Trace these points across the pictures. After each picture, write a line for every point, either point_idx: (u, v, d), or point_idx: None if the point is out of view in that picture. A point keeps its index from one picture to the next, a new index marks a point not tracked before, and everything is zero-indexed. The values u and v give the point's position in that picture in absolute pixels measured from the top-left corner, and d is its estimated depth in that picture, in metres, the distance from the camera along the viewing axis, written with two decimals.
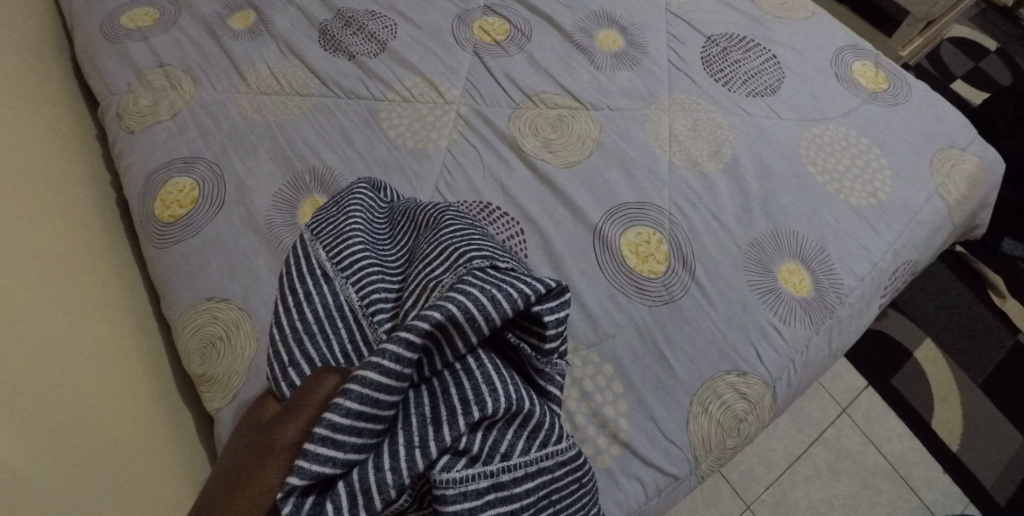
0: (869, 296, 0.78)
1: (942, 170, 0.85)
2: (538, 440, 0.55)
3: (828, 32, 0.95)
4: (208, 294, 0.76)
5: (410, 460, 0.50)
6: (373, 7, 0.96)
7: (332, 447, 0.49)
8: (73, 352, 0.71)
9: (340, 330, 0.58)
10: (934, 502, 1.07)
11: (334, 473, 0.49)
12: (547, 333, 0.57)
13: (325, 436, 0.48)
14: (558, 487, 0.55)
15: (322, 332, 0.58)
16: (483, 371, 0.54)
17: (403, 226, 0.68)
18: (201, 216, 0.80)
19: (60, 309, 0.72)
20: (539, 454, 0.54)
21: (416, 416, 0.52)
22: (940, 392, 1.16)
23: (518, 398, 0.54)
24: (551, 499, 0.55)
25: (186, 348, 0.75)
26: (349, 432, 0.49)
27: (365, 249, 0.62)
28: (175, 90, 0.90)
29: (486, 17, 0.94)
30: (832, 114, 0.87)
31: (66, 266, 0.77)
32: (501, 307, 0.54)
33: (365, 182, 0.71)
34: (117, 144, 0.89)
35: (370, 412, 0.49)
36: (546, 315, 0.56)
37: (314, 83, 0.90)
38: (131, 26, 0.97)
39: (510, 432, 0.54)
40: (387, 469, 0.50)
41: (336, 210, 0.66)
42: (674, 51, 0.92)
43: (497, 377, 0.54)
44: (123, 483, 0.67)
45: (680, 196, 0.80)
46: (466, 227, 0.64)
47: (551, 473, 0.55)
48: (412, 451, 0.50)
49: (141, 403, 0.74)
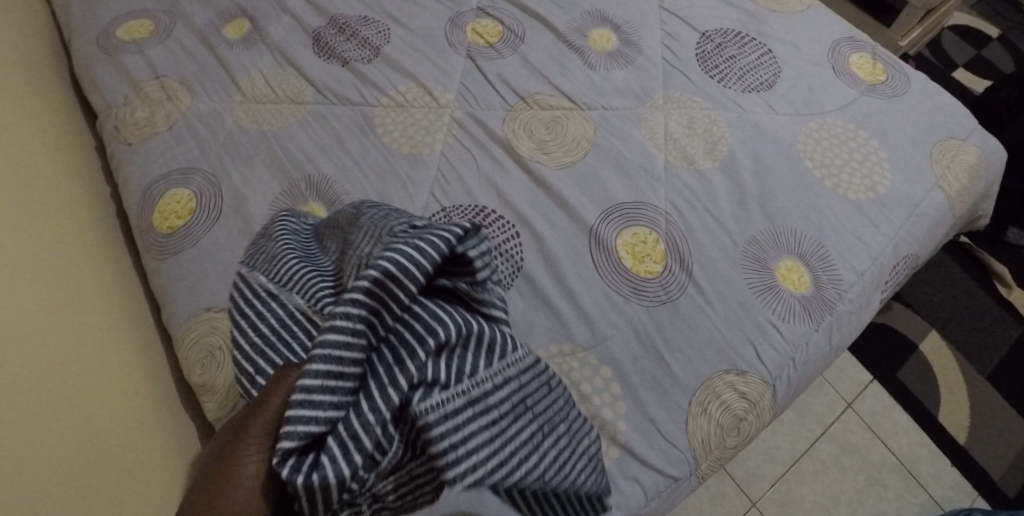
0: (869, 292, 0.77)
1: (942, 162, 0.84)
2: (496, 355, 0.57)
3: (823, 25, 0.94)
4: (207, 305, 0.76)
5: (385, 396, 0.51)
6: (365, 13, 0.96)
7: (312, 407, 0.49)
8: (71, 365, 0.71)
9: (297, 334, 0.58)
10: (942, 496, 1.07)
11: (321, 431, 0.49)
12: (476, 267, 0.58)
13: (302, 399, 0.49)
14: (529, 392, 0.58)
15: (282, 342, 0.58)
16: (431, 311, 0.55)
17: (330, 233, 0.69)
18: (199, 227, 0.81)
19: (64, 312, 0.74)
20: (501, 366, 0.57)
21: (380, 364, 0.53)
22: (947, 385, 1.15)
23: (466, 322, 0.56)
24: (526, 403, 0.58)
25: (186, 358, 0.75)
26: (323, 391, 0.49)
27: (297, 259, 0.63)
28: (171, 101, 0.91)
29: (479, 19, 0.94)
30: (830, 108, 0.86)
31: (69, 277, 0.78)
32: (430, 253, 0.54)
33: (289, 212, 0.73)
34: (115, 157, 0.89)
35: (337, 370, 0.50)
36: (471, 252, 0.58)
37: (308, 90, 0.90)
38: (127, 38, 0.98)
39: (469, 355, 0.56)
40: (367, 412, 0.51)
41: (267, 242, 0.67)
42: (668, 49, 0.91)
43: (444, 311, 0.55)
44: (122, 492, 0.67)
45: (676, 195, 0.80)
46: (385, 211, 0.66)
47: (518, 380, 0.58)
48: (384, 390, 0.52)
49: (142, 414, 0.75)
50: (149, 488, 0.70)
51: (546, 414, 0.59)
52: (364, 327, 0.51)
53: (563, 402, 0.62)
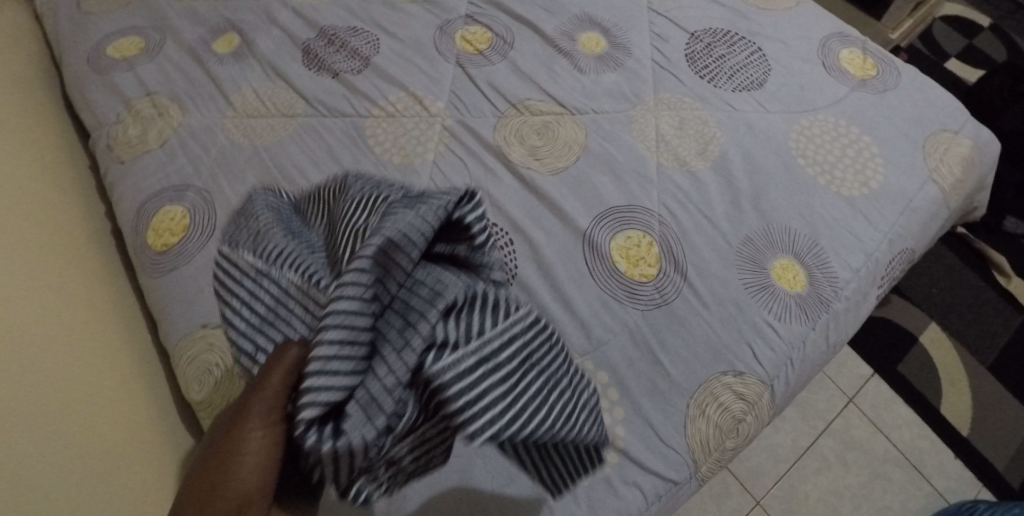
0: (865, 288, 0.77)
1: (935, 155, 0.84)
2: (502, 315, 0.59)
3: (812, 21, 0.94)
4: (203, 321, 0.77)
5: (399, 360, 0.54)
6: (354, 24, 0.96)
7: (329, 375, 0.51)
8: (59, 381, 0.72)
9: (296, 309, 0.58)
10: (947, 489, 1.06)
11: (341, 397, 0.52)
12: (474, 231, 0.60)
13: (319, 367, 0.51)
14: (536, 350, 0.60)
15: (281, 318, 0.58)
16: (433, 276, 0.57)
17: (314, 212, 0.72)
18: (193, 243, 0.81)
19: (59, 320, 0.76)
20: (508, 325, 0.59)
21: (390, 331, 0.55)
22: (948, 377, 1.14)
23: (470, 284, 0.58)
24: (533, 360, 0.60)
25: (184, 376, 0.76)
26: (339, 358, 0.52)
27: (287, 238, 0.64)
28: (163, 118, 0.91)
29: (468, 26, 0.94)
30: (821, 104, 0.86)
31: (64, 284, 0.80)
32: (426, 222, 0.58)
33: (267, 193, 0.75)
34: (109, 176, 0.90)
35: (350, 337, 0.52)
36: (468, 216, 0.60)
37: (299, 103, 0.90)
38: (118, 56, 0.98)
39: (477, 316, 0.58)
40: (383, 376, 0.54)
41: (247, 221, 0.68)
42: (657, 50, 0.91)
43: (447, 275, 0.58)
44: (114, 503, 0.67)
45: (669, 197, 0.80)
46: (373, 190, 0.69)
47: (524, 338, 0.60)
48: (397, 355, 0.54)
49: (138, 429, 0.74)
50: (143, 497, 0.69)
51: (556, 372, 0.61)
52: (367, 296, 0.54)
53: (565, 359, 0.64)
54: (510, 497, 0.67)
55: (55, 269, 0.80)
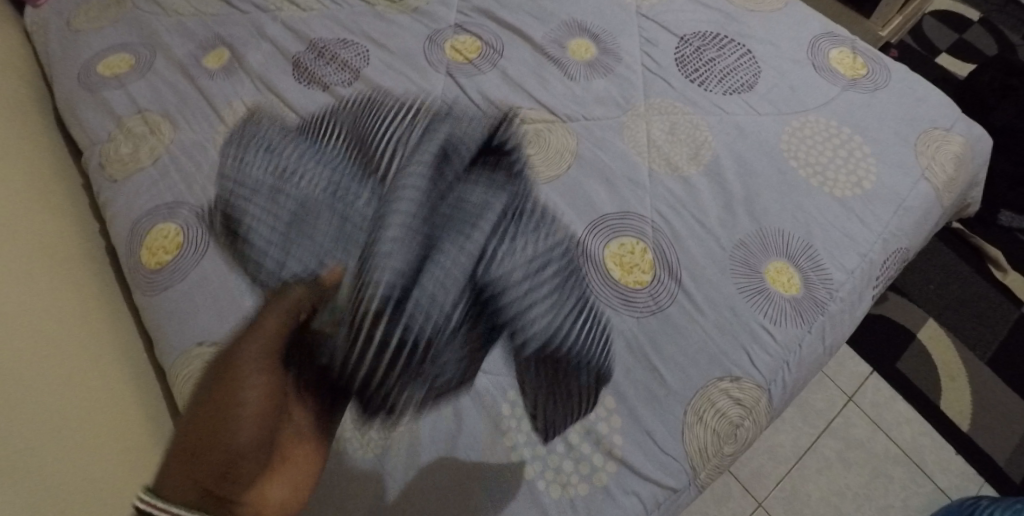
0: (860, 289, 0.77)
1: (927, 153, 0.84)
2: (533, 213, 0.78)
3: (801, 21, 0.94)
4: (199, 339, 0.76)
5: (462, 249, 0.75)
6: (344, 36, 0.96)
7: (394, 265, 0.74)
8: (56, 394, 0.73)
9: (345, 209, 0.80)
10: (949, 486, 1.06)
11: (411, 269, 0.74)
12: (509, 145, 0.83)
13: (391, 259, 0.74)
14: (564, 254, 0.76)
15: (328, 211, 0.80)
16: (482, 179, 0.79)
17: (329, 129, 0.87)
18: (187, 261, 0.81)
19: (51, 334, 0.77)
20: (540, 223, 0.77)
21: (448, 219, 0.77)
22: (947, 373, 1.14)
23: (514, 190, 0.79)
24: (557, 261, 0.75)
25: (180, 395, 0.75)
26: (416, 243, 0.75)
27: (333, 148, 0.85)
28: (154, 135, 0.91)
29: (457, 36, 0.94)
30: (812, 106, 0.86)
31: (56, 301, 0.80)
32: (470, 140, 0.83)
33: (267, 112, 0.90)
34: (102, 194, 0.89)
35: (419, 231, 0.76)
36: (507, 135, 0.84)
37: (290, 117, 0.90)
38: (108, 74, 0.98)
39: (519, 217, 0.78)
40: (450, 258, 0.74)
41: (281, 137, 0.87)
42: (647, 55, 0.91)
43: (492, 179, 0.80)
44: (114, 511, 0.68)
45: (661, 202, 0.80)
46: (404, 106, 0.87)
47: (554, 238, 0.77)
48: (460, 242, 0.75)
49: (133, 447, 0.74)
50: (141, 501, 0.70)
51: (580, 273, 0.75)
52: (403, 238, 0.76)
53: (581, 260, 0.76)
54: (509, 509, 0.67)
55: (45, 291, 0.80)
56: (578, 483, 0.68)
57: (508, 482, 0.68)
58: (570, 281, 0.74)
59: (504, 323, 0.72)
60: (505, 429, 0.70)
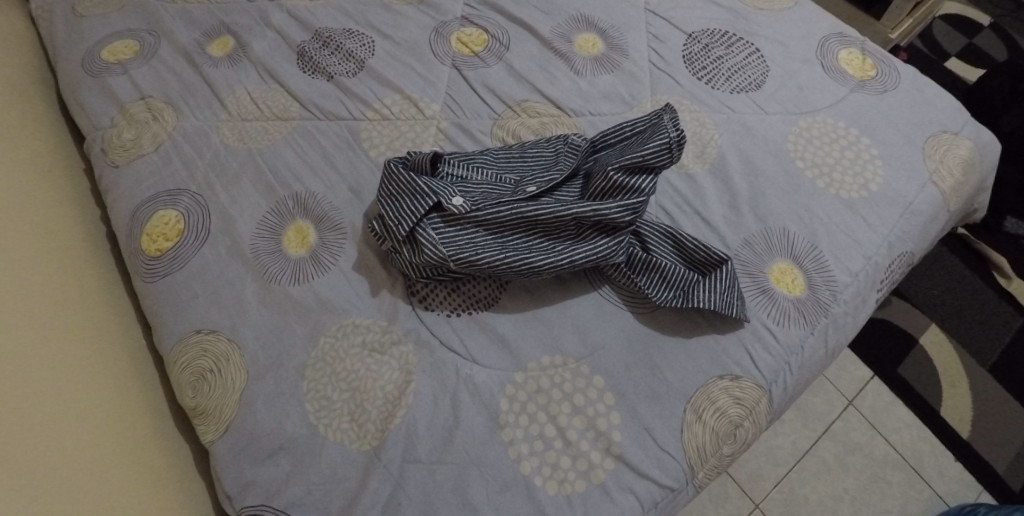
0: (865, 291, 0.77)
1: (934, 156, 0.83)
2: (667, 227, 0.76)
3: (812, 22, 0.93)
4: (197, 327, 0.76)
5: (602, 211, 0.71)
6: (350, 26, 0.96)
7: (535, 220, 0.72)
8: (64, 361, 0.74)
9: (497, 175, 0.77)
10: (947, 492, 1.06)
11: (546, 232, 0.73)
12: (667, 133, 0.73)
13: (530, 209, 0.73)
14: (688, 251, 0.74)
15: (484, 166, 0.77)
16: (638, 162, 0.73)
17: (498, 98, 0.87)
18: (188, 248, 0.80)
19: (58, 304, 0.78)
20: (665, 230, 0.75)
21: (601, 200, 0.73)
22: (948, 378, 1.14)
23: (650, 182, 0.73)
24: (683, 254, 0.75)
25: (177, 382, 0.75)
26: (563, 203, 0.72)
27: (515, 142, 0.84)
28: (157, 122, 0.90)
29: (464, 28, 0.94)
30: (821, 106, 0.85)
31: (56, 271, 0.80)
32: (635, 132, 0.77)
33: (353, 44, 0.94)
34: (103, 180, 0.88)
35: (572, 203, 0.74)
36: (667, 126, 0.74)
37: (293, 106, 0.90)
38: (112, 59, 0.97)
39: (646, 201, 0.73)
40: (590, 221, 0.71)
41: (412, 76, 0.90)
42: (655, 51, 0.90)
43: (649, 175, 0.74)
44: (126, 474, 0.70)
45: (668, 200, 0.80)
46: None
47: (686, 240, 0.74)
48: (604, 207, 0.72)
49: (140, 431, 0.74)
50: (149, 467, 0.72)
51: (699, 271, 0.74)
52: (546, 176, 0.75)
53: (705, 261, 0.74)
54: (504, 505, 0.66)
55: (30, 289, 0.77)
56: (575, 479, 0.67)
57: (504, 478, 0.67)
58: (669, 279, 0.73)
59: (561, 291, 0.75)
60: (503, 423, 0.69)
